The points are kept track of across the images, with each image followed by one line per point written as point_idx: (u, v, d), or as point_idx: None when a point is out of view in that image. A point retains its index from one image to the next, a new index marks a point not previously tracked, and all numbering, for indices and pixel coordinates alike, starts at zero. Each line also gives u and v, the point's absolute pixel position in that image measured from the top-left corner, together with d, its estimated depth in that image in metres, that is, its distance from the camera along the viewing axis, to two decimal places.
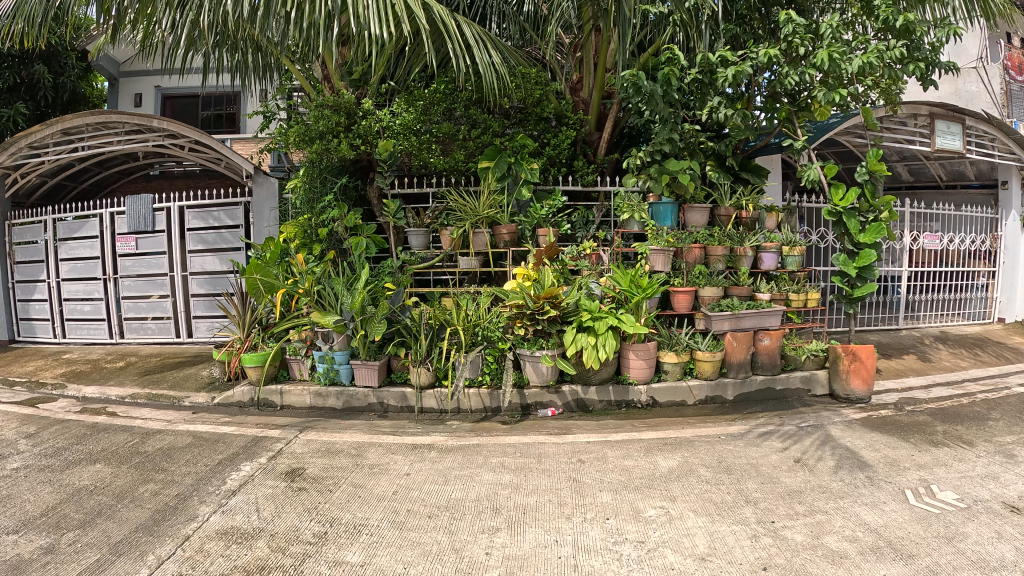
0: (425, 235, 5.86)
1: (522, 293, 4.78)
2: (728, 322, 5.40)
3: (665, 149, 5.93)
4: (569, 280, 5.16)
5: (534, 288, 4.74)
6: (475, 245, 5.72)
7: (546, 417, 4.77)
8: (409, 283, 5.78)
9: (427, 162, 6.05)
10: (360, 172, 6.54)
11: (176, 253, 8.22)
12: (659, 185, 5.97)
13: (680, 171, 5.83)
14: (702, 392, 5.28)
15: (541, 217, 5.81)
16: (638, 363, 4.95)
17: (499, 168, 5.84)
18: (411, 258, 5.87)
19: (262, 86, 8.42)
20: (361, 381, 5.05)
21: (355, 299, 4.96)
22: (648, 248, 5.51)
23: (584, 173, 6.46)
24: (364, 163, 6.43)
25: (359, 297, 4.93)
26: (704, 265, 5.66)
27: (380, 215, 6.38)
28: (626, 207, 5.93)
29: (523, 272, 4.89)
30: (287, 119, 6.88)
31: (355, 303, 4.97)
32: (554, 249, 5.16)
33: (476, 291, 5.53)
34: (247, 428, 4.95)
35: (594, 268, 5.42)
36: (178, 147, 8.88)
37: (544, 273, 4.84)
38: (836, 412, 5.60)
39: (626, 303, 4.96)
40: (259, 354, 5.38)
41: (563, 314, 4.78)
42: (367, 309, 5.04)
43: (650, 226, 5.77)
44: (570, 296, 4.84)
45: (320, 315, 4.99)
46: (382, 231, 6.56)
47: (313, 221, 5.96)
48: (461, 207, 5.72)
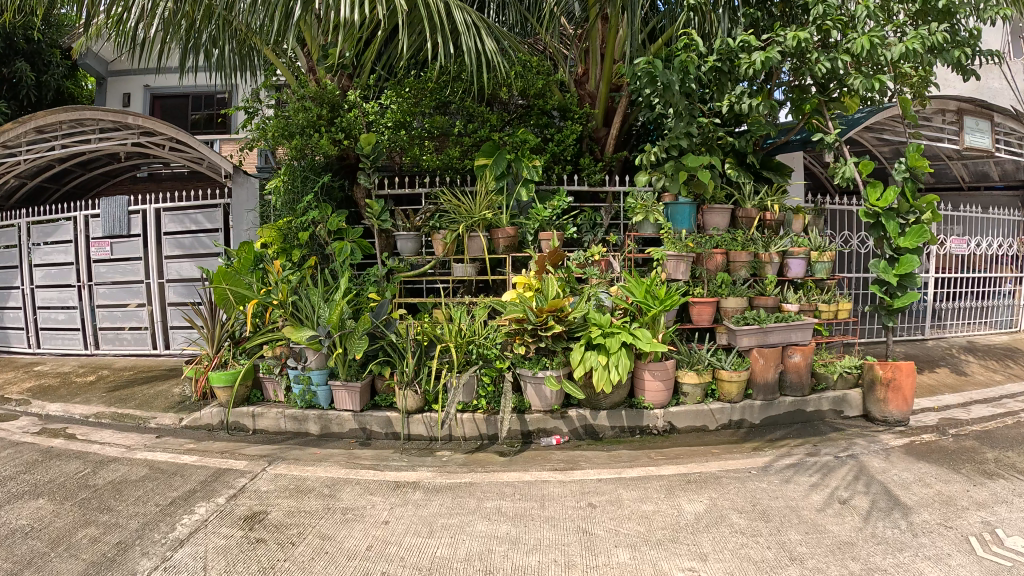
0: (414, 240, 5.10)
1: (525, 302, 4.11)
2: (754, 338, 4.77)
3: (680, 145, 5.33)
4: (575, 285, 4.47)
5: (539, 296, 4.09)
6: (467, 249, 4.93)
7: (551, 447, 4.14)
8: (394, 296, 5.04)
9: (419, 158, 5.50)
10: (347, 171, 5.95)
11: (151, 259, 7.61)
12: (675, 178, 5.14)
13: (694, 164, 5.05)
14: (724, 416, 4.69)
15: (544, 215, 5.05)
16: (654, 385, 4.32)
17: (499, 165, 5.24)
18: (397, 265, 5.06)
19: (258, 72, 8.07)
20: (341, 404, 4.47)
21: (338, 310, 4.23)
22: (663, 253, 4.70)
23: (589, 171, 5.73)
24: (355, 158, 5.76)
25: (339, 306, 4.19)
26: (727, 273, 4.95)
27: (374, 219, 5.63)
28: (639, 208, 5.01)
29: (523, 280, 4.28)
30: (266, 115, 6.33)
31: (337, 314, 4.27)
32: (561, 255, 4.50)
33: (469, 299, 4.82)
34: (210, 459, 4.38)
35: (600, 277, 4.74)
36: (159, 145, 8.35)
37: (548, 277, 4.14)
38: (874, 438, 4.99)
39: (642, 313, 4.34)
40: (228, 372, 4.81)
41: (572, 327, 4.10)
42: (346, 324, 4.31)
43: (666, 229, 4.87)
44: (580, 306, 4.19)
45: (293, 330, 4.32)
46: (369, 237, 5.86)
47: (294, 225, 5.41)
48: (455, 209, 5.02)
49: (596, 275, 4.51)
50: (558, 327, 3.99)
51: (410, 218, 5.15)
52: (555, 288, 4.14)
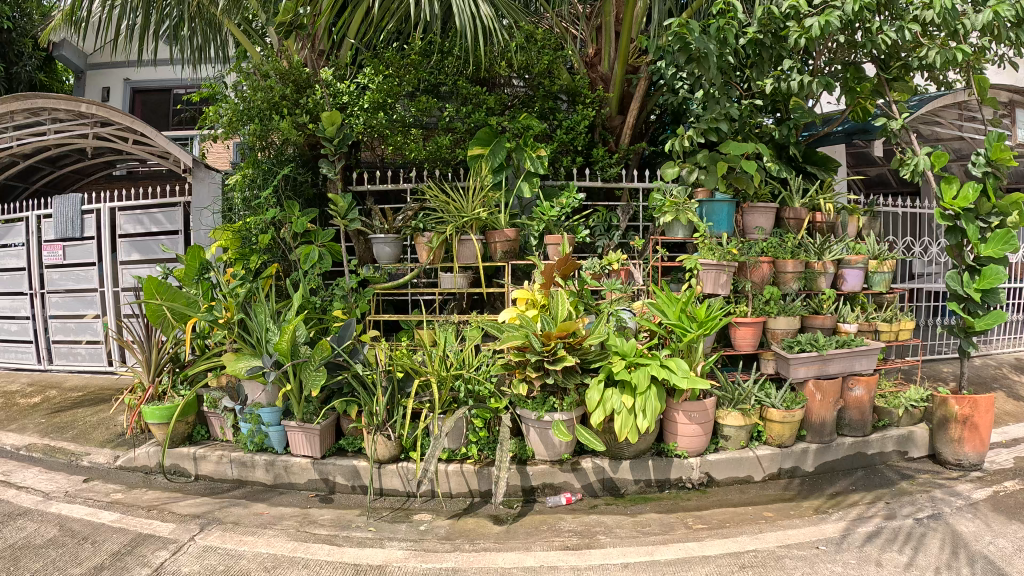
0: (396, 244, 4.04)
1: (529, 324, 3.13)
2: (812, 367, 3.88)
3: (715, 129, 4.38)
4: (592, 303, 3.51)
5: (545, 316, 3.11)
6: (456, 254, 3.87)
7: (561, 510, 3.23)
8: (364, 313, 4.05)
9: (401, 146, 4.59)
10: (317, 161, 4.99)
11: (106, 265, 6.74)
12: (715, 165, 4.11)
13: (731, 150, 4.06)
14: (772, 463, 3.80)
15: (553, 214, 4.04)
16: (688, 430, 3.42)
17: (496, 151, 4.33)
18: (374, 274, 4.06)
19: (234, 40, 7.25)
20: (298, 449, 3.59)
21: (288, 333, 3.27)
22: (698, 261, 3.73)
23: (602, 160, 4.80)
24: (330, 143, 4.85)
25: (290, 327, 3.24)
26: (775, 287, 4.01)
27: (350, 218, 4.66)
28: (668, 206, 3.97)
29: (526, 295, 3.34)
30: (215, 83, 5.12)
31: (286, 338, 3.29)
32: (574, 265, 3.44)
33: (458, 317, 3.82)
34: (133, 519, 3.49)
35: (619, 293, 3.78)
36: (121, 139, 7.46)
37: (559, 293, 3.18)
38: (952, 489, 4.07)
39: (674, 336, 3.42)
40: (164, 408, 3.98)
41: (589, 357, 3.13)
42: (300, 352, 3.38)
43: (701, 232, 3.88)
44: (599, 328, 3.25)
45: (234, 359, 3.49)
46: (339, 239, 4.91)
47: (252, 226, 4.51)
48: (443, 206, 3.98)
49: (618, 291, 3.54)
50: (572, 359, 3.02)
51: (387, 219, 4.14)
52: (567, 305, 3.20)
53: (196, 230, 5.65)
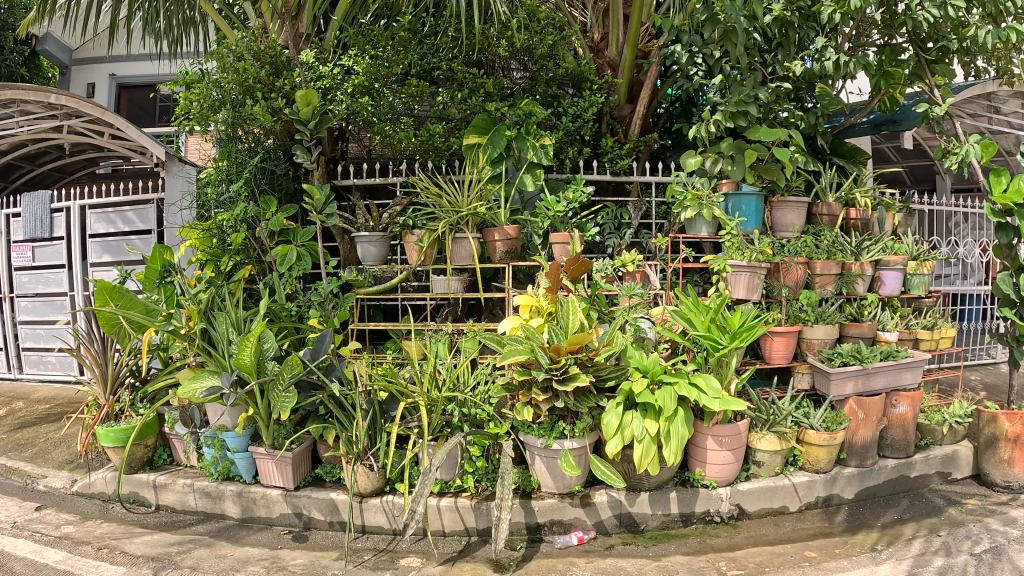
0: (383, 244, 3.58)
1: (534, 336, 2.60)
2: (854, 383, 3.45)
3: (741, 113, 3.79)
4: (606, 309, 3.00)
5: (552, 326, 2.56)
6: (450, 254, 3.36)
7: (572, 553, 2.75)
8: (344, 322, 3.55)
9: (388, 134, 4.12)
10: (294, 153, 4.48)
11: (76, 268, 6.26)
12: (743, 154, 3.63)
13: (757, 136, 3.62)
14: (810, 492, 3.33)
15: (560, 211, 3.52)
16: (718, 457, 2.95)
17: (494, 139, 3.84)
18: (356, 277, 3.55)
19: (212, 23, 6.76)
20: (269, 479, 3.15)
21: (250, 346, 2.78)
22: (725, 262, 3.26)
23: (610, 149, 4.22)
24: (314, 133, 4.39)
25: (253, 338, 2.76)
26: (809, 291, 3.57)
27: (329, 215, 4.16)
28: (689, 199, 3.43)
29: (530, 302, 2.79)
30: (190, 72, 4.35)
31: (249, 352, 2.81)
32: (587, 267, 2.86)
33: (452, 326, 3.33)
34: (79, 560, 2.99)
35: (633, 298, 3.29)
36: (94, 134, 6.82)
37: (569, 300, 2.63)
38: (1009, 517, 3.60)
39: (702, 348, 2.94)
40: (120, 429, 3.55)
41: (606, 374, 2.61)
42: (267, 369, 2.90)
43: (727, 227, 3.39)
44: (615, 339, 2.75)
45: (188, 377, 2.95)
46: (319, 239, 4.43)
47: (223, 223, 4.07)
48: (435, 200, 3.49)
49: (635, 295, 3.04)
50: (585, 378, 2.48)
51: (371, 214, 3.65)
52: (578, 312, 2.64)
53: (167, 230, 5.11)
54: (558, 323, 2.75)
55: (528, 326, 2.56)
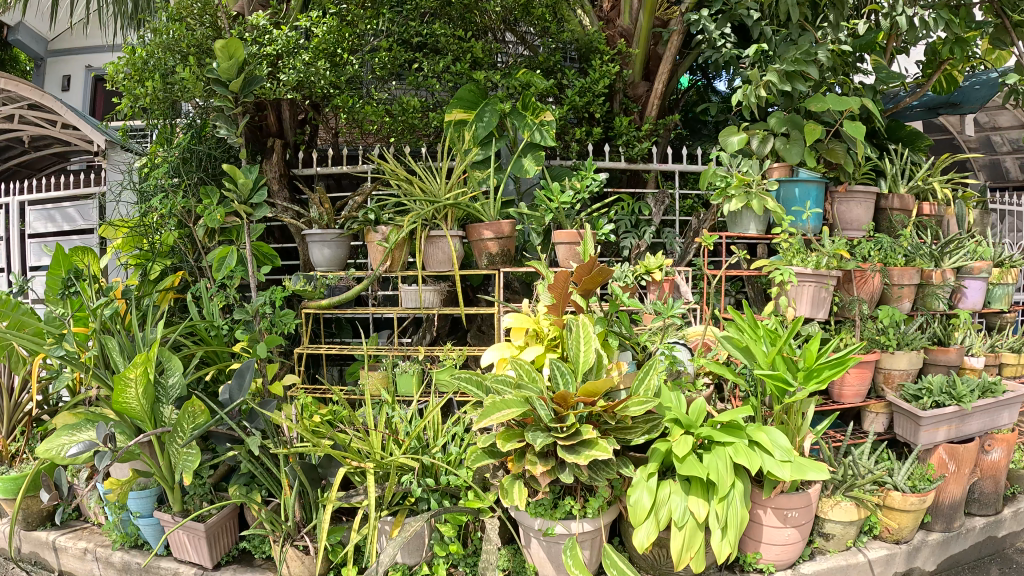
0: (342, 244, 2.81)
1: (527, 379, 1.78)
2: (944, 427, 2.73)
3: (799, 68, 2.82)
4: (628, 331, 2.15)
5: (556, 363, 1.77)
6: (419, 256, 2.53)
7: None
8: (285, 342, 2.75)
9: (353, 110, 3.28)
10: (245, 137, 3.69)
11: (13, 272, 5.45)
12: (799, 130, 2.83)
13: (813, 106, 2.84)
14: (891, 570, 2.54)
15: (568, 203, 2.65)
16: (778, 539, 2.16)
17: (483, 115, 3.03)
18: (303, 287, 2.71)
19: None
20: (181, 553, 2.37)
21: (133, 382, 2.03)
22: (789, 270, 2.46)
23: (624, 128, 3.41)
24: (269, 112, 3.62)
25: (136, 371, 2.00)
26: (888, 308, 2.79)
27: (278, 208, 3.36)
28: (734, 185, 2.59)
29: (527, 326, 1.97)
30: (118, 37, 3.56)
31: (132, 391, 2.05)
32: (605, 276, 1.94)
33: (424, 352, 2.51)
34: None
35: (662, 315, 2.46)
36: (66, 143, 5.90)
37: (582, 323, 1.82)
38: None
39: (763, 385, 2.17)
40: (8, 480, 2.80)
41: (634, 433, 1.78)
42: (166, 418, 2.19)
43: (783, 224, 2.61)
44: (645, 376, 1.92)
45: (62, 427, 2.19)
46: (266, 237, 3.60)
47: (150, 221, 3.35)
48: (402, 186, 2.66)
49: (670, 312, 2.16)
50: (603, 441, 1.65)
51: (321, 198, 2.87)
52: (594, 341, 1.81)
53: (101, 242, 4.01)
54: (565, 355, 1.94)
55: (521, 361, 1.77)
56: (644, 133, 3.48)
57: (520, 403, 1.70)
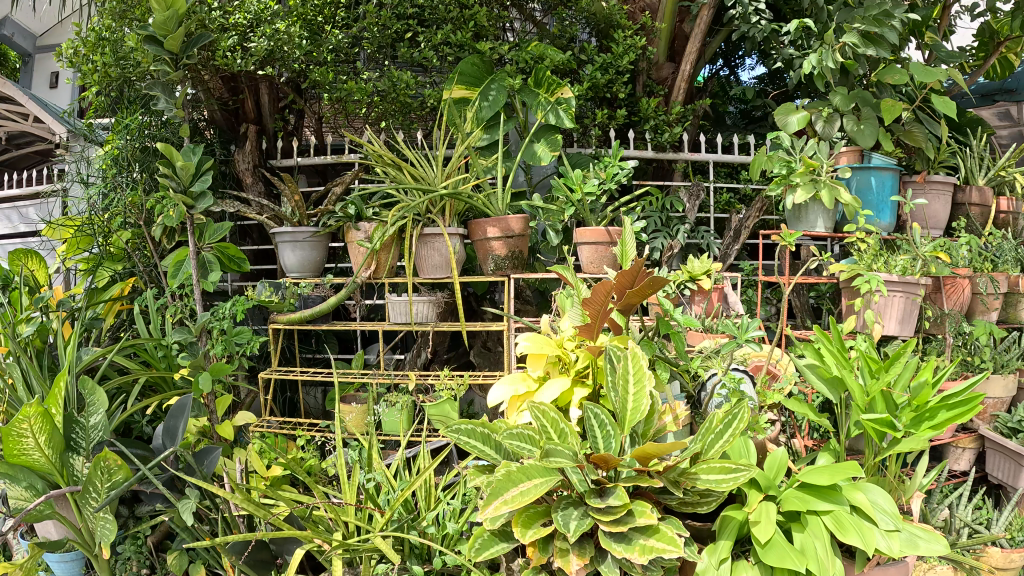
0: (320, 245, 2.32)
1: (553, 433, 1.25)
2: None
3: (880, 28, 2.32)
4: (684, 361, 1.56)
5: (593, 413, 1.24)
6: (408, 260, 2.02)
7: None
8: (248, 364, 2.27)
9: (335, 88, 2.77)
10: (211, 124, 3.17)
11: None
12: (871, 107, 2.35)
13: (888, 78, 2.39)
14: None
15: (594, 194, 2.16)
16: None
17: (489, 92, 2.55)
18: (268, 298, 2.22)
19: None
20: None
21: (29, 431, 1.59)
22: (878, 277, 1.95)
23: (652, 110, 2.91)
24: (243, 95, 3.14)
25: (29, 418, 1.55)
26: (982, 322, 2.29)
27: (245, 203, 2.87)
28: (798, 172, 2.09)
29: (547, 352, 1.45)
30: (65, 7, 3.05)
31: (30, 441, 1.61)
32: (658, 287, 1.36)
33: (414, 381, 1.99)
34: None
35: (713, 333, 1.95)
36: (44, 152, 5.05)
37: (628, 356, 1.27)
38: None
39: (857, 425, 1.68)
40: None
41: (701, 508, 1.27)
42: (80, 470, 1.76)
43: (858, 220, 2.11)
44: (720, 431, 1.33)
45: None
46: (237, 238, 3.12)
47: (100, 220, 2.86)
48: (389, 173, 2.15)
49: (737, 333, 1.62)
50: (666, 526, 1.15)
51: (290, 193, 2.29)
52: (646, 381, 1.26)
53: (38, 246, 3.40)
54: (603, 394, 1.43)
55: (544, 409, 1.25)
56: (674, 117, 2.99)
57: (545, 473, 1.20)
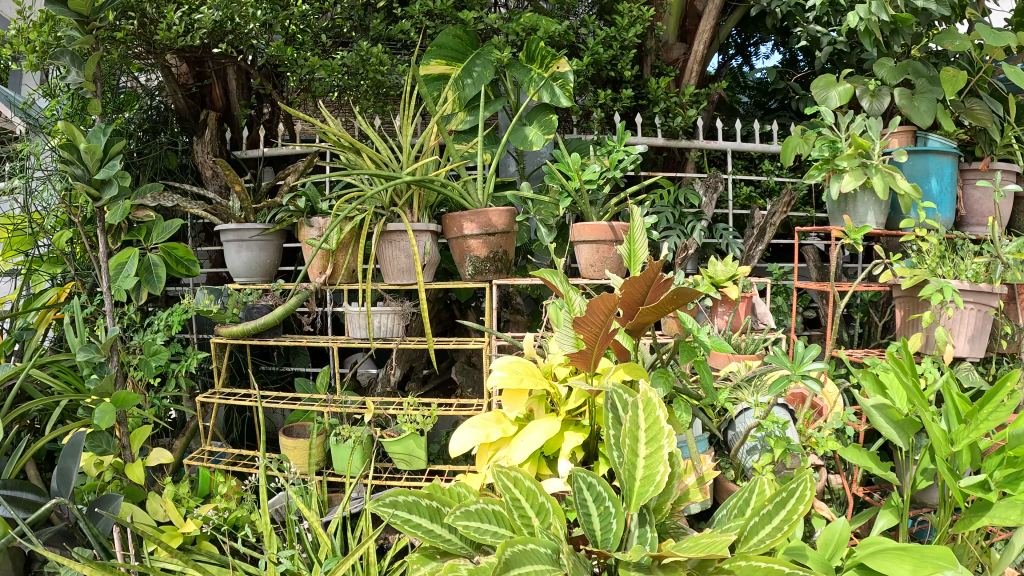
0: (276, 242, 1.98)
1: (531, 513, 0.89)
2: None
3: None
4: (708, 397, 1.18)
5: (583, 485, 0.87)
6: (369, 264, 1.66)
7: None
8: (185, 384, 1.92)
9: (294, 64, 2.35)
10: (174, 113, 2.78)
11: None
12: (926, 80, 2.03)
13: (946, 44, 2.07)
14: None
15: (595, 182, 1.80)
16: None
17: (473, 68, 2.19)
18: (206, 307, 1.87)
19: None
20: None
21: None
22: (952, 283, 1.56)
23: (662, 91, 2.54)
24: (209, 80, 2.79)
25: None
26: None
27: (200, 197, 2.52)
28: (844, 154, 1.73)
29: (528, 386, 1.10)
30: None
31: None
32: (686, 301, 0.96)
33: (372, 410, 1.62)
34: None
35: (740, 352, 1.59)
36: None
37: (636, 404, 0.87)
38: None
39: (931, 474, 1.32)
40: None
41: None
42: None
43: (918, 216, 1.74)
44: (766, 514, 0.92)
45: None
46: (202, 238, 2.74)
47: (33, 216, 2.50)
48: (347, 159, 1.79)
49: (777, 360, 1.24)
50: None
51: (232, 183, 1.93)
52: (665, 442, 0.86)
53: None
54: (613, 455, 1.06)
55: (515, 478, 0.88)
56: (688, 99, 2.61)
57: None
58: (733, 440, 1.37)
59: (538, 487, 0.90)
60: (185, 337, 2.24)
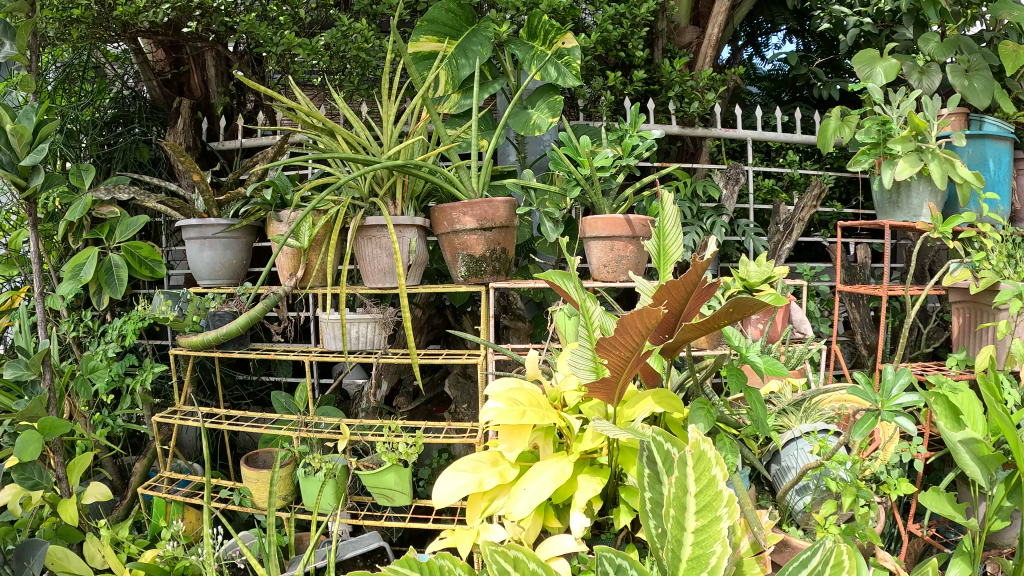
0: (244, 239, 1.74)
1: None
2: None
3: None
4: (756, 428, 0.95)
5: (610, 569, 0.66)
6: (346, 263, 1.40)
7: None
8: (140, 402, 1.68)
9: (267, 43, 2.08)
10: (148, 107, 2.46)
11: None
12: (981, 56, 1.83)
13: (1004, 15, 1.88)
14: None
15: (608, 170, 1.56)
16: None
17: (469, 46, 1.93)
18: (162, 314, 1.63)
19: None
20: None
21: None
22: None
23: (678, 73, 2.29)
24: (186, 67, 2.52)
25: None
26: None
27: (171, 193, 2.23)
28: (899, 137, 1.51)
29: (531, 422, 0.85)
30: None
31: None
32: (741, 307, 0.73)
33: (349, 436, 1.38)
34: None
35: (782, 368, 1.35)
36: None
37: (686, 463, 0.62)
38: None
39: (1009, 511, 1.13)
40: None
41: None
42: None
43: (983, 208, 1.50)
44: None
45: None
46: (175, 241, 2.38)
47: None
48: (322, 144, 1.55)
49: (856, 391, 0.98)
50: None
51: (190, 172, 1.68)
52: (724, 513, 0.62)
53: None
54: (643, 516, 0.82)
55: (515, 559, 0.71)
56: (706, 82, 2.36)
57: None
58: (775, 476, 1.13)
59: (543, 569, 0.70)
60: (144, 346, 2.00)
